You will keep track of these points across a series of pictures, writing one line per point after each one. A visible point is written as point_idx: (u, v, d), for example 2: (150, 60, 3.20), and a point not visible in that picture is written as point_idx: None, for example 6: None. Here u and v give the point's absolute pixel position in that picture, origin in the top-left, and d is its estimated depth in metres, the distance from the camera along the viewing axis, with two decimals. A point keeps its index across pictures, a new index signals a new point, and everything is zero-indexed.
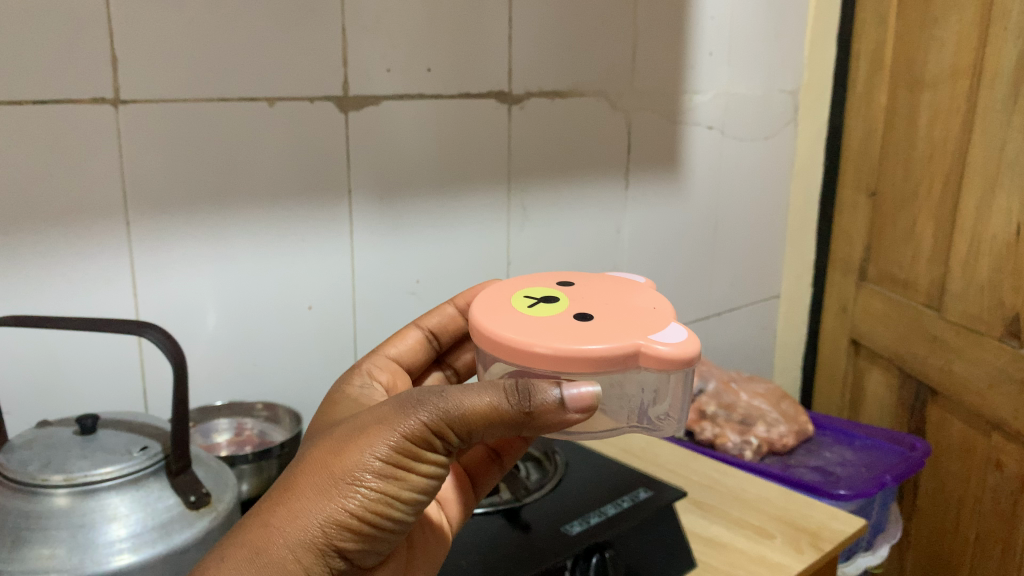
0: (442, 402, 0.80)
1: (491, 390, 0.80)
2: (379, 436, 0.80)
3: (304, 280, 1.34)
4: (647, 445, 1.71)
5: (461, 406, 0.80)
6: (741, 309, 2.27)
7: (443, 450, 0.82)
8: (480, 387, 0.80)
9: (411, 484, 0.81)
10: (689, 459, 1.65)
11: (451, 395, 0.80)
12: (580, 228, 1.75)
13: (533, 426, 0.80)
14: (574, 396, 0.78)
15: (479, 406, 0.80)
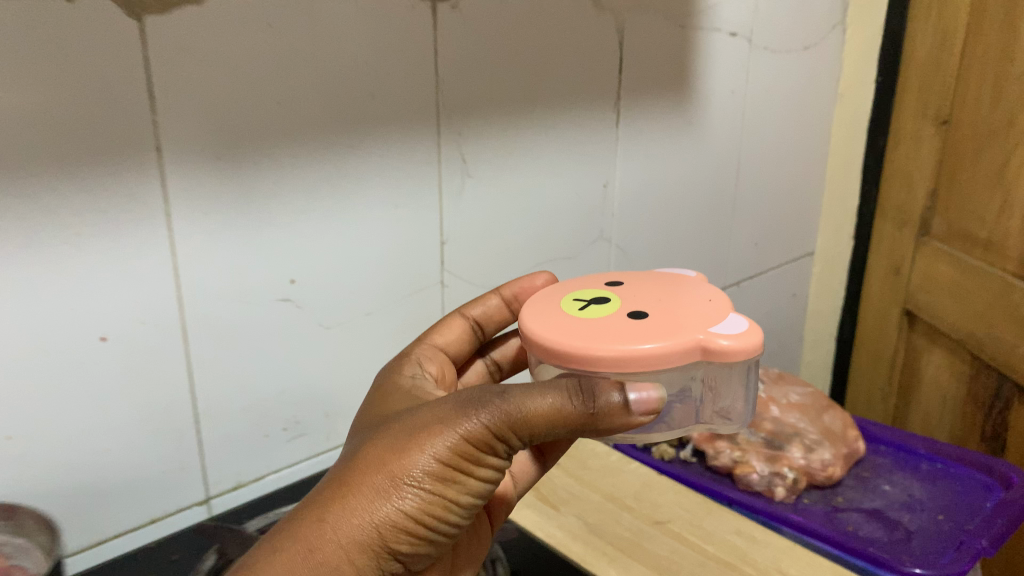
0: (505, 401, 0.70)
1: (556, 390, 0.71)
2: (437, 434, 0.69)
3: (91, 300, 0.82)
4: (647, 487, 1.24)
5: (524, 409, 0.69)
6: (766, 274, 1.76)
7: (503, 455, 0.72)
8: (542, 387, 0.71)
9: (469, 488, 0.72)
10: (704, 513, 1.18)
11: (513, 395, 0.70)
12: (551, 184, 1.23)
13: (598, 429, 0.71)
14: (640, 400, 0.71)
15: (545, 409, 0.70)
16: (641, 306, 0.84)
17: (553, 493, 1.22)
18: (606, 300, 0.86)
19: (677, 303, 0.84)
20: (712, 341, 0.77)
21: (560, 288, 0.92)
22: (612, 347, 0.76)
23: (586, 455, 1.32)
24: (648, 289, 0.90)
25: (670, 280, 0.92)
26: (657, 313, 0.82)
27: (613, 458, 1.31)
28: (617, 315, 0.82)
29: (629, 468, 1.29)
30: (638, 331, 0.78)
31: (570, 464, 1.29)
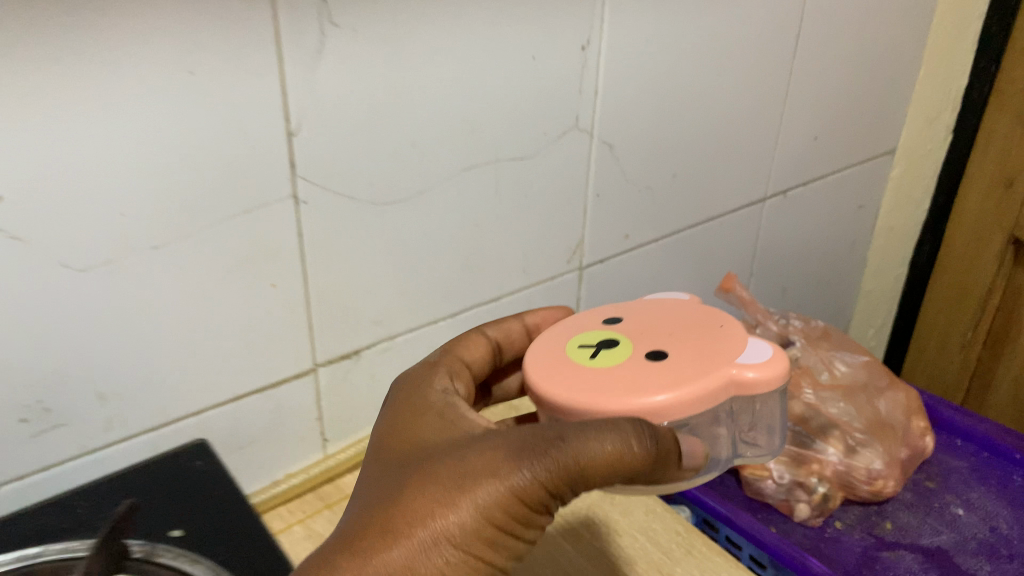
0: (559, 448, 0.50)
1: (615, 431, 0.51)
2: (482, 488, 0.50)
3: None
4: (610, 504, 0.86)
5: (580, 459, 0.50)
6: (828, 181, 1.30)
7: (555, 507, 0.53)
8: (596, 425, 0.51)
9: (514, 552, 0.52)
10: (685, 555, 0.80)
11: (568, 441, 0.50)
12: (489, 46, 0.78)
13: (651, 479, 0.54)
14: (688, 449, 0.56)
15: (603, 459, 0.50)
16: (653, 340, 0.61)
17: None
18: (610, 335, 0.62)
19: (699, 317, 0.64)
20: (759, 367, 0.56)
21: (558, 325, 0.65)
22: (641, 406, 0.54)
23: None
24: (654, 309, 0.66)
25: (674, 299, 0.69)
26: (677, 347, 0.59)
27: None
28: (634, 356, 0.59)
29: None
30: (670, 373, 0.56)
31: None
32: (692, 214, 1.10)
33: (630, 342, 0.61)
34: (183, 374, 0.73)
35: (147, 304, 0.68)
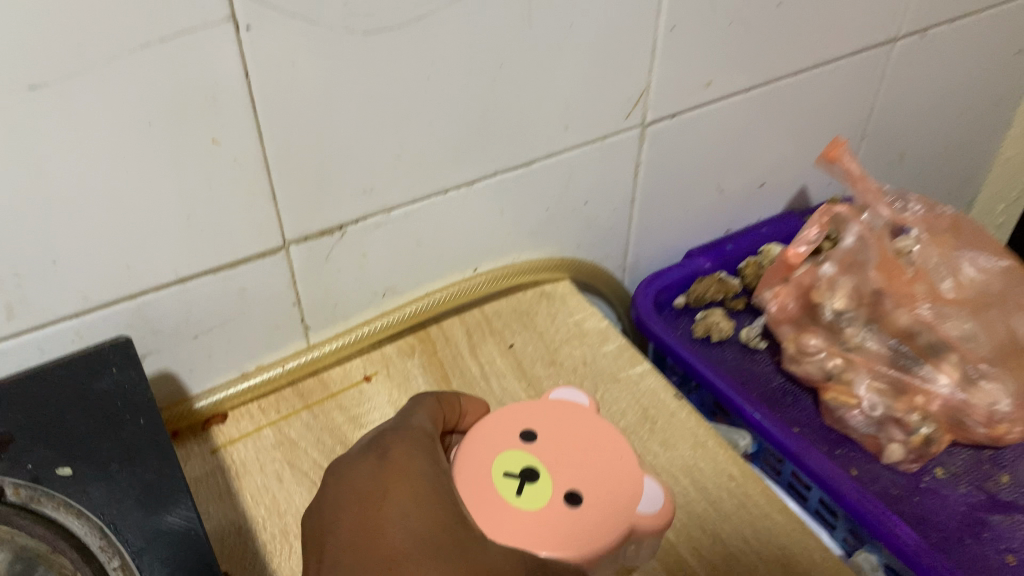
0: (569, 537, 0.52)
1: (616, 525, 0.53)
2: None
3: None
4: (648, 431, 0.69)
5: (582, 549, 0.52)
6: (986, 17, 0.99)
7: None
8: (601, 521, 0.53)
9: None
10: (736, 512, 0.63)
11: (575, 533, 0.52)
12: None
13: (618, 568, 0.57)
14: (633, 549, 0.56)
15: (602, 551, 0.52)
16: (562, 461, 0.57)
17: None
18: (525, 457, 0.57)
19: (610, 442, 0.58)
20: (655, 513, 0.54)
21: (474, 450, 0.58)
22: (570, 538, 0.52)
23: (564, 339, 0.76)
24: (559, 424, 0.60)
25: (594, 439, 0.59)
26: (594, 481, 0.55)
27: (609, 353, 0.75)
28: (553, 489, 0.54)
29: (631, 377, 0.73)
30: (589, 514, 0.53)
31: (532, 356, 0.75)
32: (800, 56, 0.84)
33: (550, 475, 0.56)
34: (130, 260, 0.58)
35: (58, 168, 0.51)
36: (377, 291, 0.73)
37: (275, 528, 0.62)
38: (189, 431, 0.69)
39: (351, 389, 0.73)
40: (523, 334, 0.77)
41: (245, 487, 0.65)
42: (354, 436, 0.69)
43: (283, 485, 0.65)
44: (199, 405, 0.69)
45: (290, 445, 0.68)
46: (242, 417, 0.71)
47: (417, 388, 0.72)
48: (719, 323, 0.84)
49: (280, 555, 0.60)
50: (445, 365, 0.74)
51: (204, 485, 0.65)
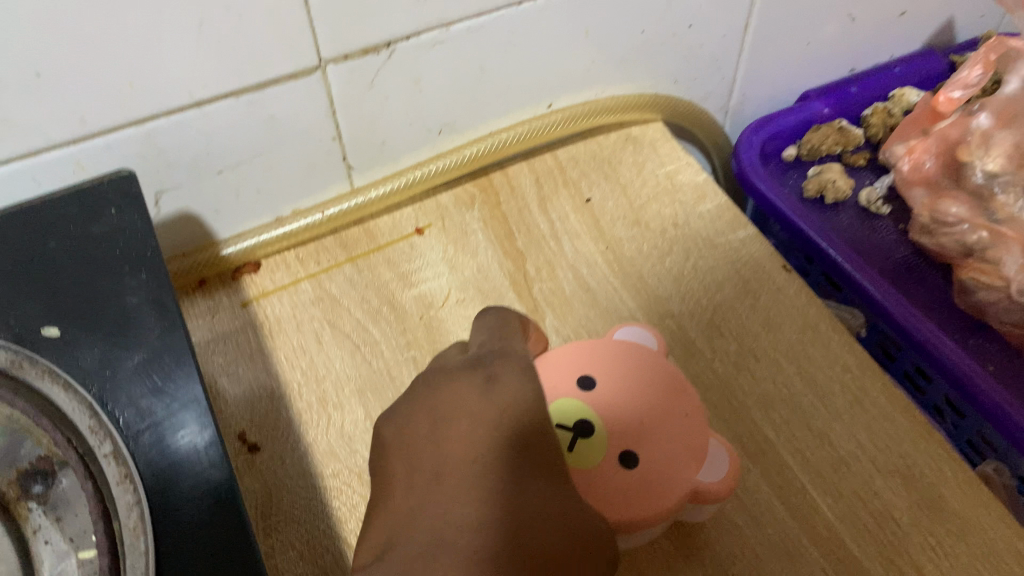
0: (640, 483, 0.44)
1: (694, 468, 0.45)
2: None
3: None
4: (748, 309, 0.58)
5: (649, 503, 0.43)
6: None
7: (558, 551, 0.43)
8: (675, 463, 0.45)
9: None
10: (850, 410, 0.53)
11: (646, 479, 0.44)
12: None
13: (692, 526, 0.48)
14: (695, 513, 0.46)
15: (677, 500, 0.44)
16: (623, 413, 0.46)
17: (546, 287, 0.59)
18: (581, 403, 0.47)
19: (679, 387, 0.48)
20: (722, 480, 0.45)
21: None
22: (625, 507, 0.43)
23: (651, 194, 0.64)
24: (619, 365, 0.49)
25: (653, 415, 0.46)
26: (652, 418, 0.46)
27: (706, 213, 0.63)
28: (610, 444, 0.45)
29: (731, 244, 0.61)
30: (649, 479, 0.44)
31: (613, 213, 0.63)
32: None
33: (609, 434, 0.45)
34: (130, 77, 0.47)
35: None
36: (431, 128, 0.62)
37: (310, 396, 0.55)
38: (217, 280, 0.61)
39: (401, 241, 0.63)
40: (603, 186, 0.65)
41: (278, 347, 0.57)
42: (402, 296, 0.60)
43: (321, 348, 0.57)
44: (228, 254, 0.60)
45: (330, 302, 0.59)
46: (276, 268, 0.62)
47: (475, 246, 0.62)
48: (836, 182, 0.71)
49: (316, 428, 0.53)
50: (510, 219, 0.63)
51: (233, 343, 0.57)
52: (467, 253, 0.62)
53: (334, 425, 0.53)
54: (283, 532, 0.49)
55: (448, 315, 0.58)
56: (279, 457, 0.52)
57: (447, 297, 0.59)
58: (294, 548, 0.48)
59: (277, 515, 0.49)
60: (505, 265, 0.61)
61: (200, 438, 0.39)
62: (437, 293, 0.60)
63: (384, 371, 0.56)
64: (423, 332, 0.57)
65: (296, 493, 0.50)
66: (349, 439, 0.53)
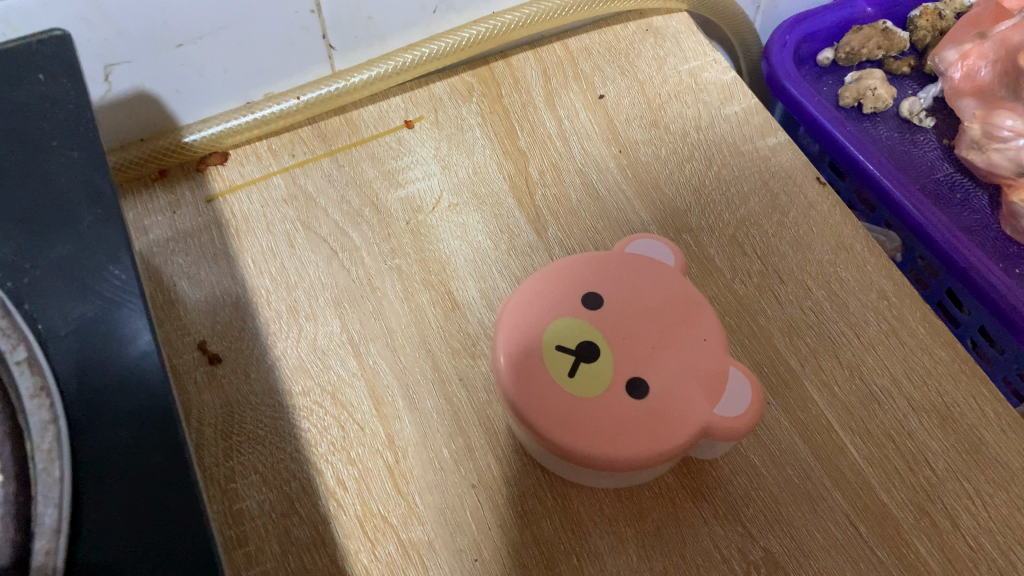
0: (647, 421, 0.38)
1: (707, 402, 0.39)
2: None
3: None
4: (776, 225, 0.51)
5: (656, 443, 0.38)
6: None
7: None
8: (685, 400, 0.39)
9: None
10: (884, 341, 0.47)
11: (651, 415, 0.38)
12: None
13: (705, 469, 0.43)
14: (707, 448, 0.41)
15: (687, 440, 0.38)
16: (633, 336, 0.41)
17: (550, 194, 0.53)
18: (585, 323, 0.41)
19: (697, 309, 0.42)
20: (743, 414, 0.39)
21: (525, 298, 0.42)
22: (631, 440, 0.38)
23: (673, 92, 0.57)
24: (632, 281, 0.43)
25: (665, 340, 0.40)
26: (666, 345, 0.40)
27: (732, 117, 0.56)
28: (616, 370, 0.39)
29: (759, 152, 0.54)
30: (660, 410, 0.39)
31: (629, 112, 0.56)
32: None
33: (615, 359, 0.40)
34: None
35: None
36: (426, 6, 0.55)
37: (281, 305, 0.49)
38: (180, 171, 0.54)
39: (387, 135, 0.56)
40: (618, 81, 0.58)
41: (246, 248, 0.51)
42: (386, 197, 0.53)
43: (294, 251, 0.51)
44: (191, 141, 0.53)
45: (305, 200, 0.53)
46: (246, 159, 0.55)
47: (472, 144, 0.55)
48: (876, 91, 0.64)
49: (285, 341, 0.47)
50: (512, 115, 0.56)
51: (196, 242, 0.51)
52: (462, 151, 0.55)
53: (305, 336, 0.47)
54: (245, 453, 0.43)
55: (438, 220, 0.52)
56: (243, 371, 0.46)
57: (438, 201, 0.53)
58: (257, 471, 0.43)
59: (239, 435, 0.44)
60: (505, 167, 0.54)
61: (133, 345, 0.33)
62: (427, 195, 0.53)
63: (364, 280, 0.50)
64: (409, 239, 0.51)
65: (261, 410, 0.45)
66: (322, 353, 0.47)
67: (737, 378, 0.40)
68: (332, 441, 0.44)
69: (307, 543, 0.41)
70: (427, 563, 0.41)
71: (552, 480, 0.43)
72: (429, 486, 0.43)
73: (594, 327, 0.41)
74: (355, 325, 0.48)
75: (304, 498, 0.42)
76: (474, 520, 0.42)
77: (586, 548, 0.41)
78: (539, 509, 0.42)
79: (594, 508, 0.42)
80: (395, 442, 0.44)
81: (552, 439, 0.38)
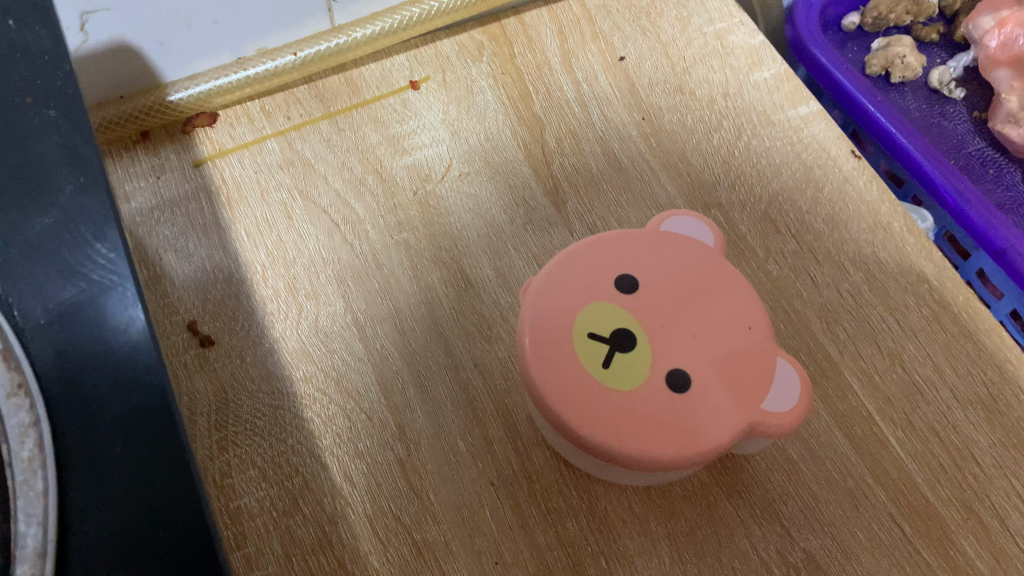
0: (690, 417, 0.35)
1: (753, 398, 0.36)
2: None
3: None
4: (810, 201, 0.48)
5: (698, 441, 0.35)
6: None
7: None
8: (729, 393, 0.36)
9: None
10: (925, 328, 0.44)
11: (693, 410, 0.35)
12: None
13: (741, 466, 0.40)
14: (747, 444, 0.38)
15: (730, 437, 0.35)
16: (671, 323, 0.37)
17: (568, 163, 0.49)
18: (619, 308, 0.37)
19: (738, 294, 0.39)
20: (790, 410, 0.36)
21: (552, 277, 0.38)
22: (671, 438, 0.35)
23: (698, 56, 0.53)
24: (670, 262, 0.39)
25: (706, 328, 0.37)
26: (707, 333, 0.37)
27: (762, 83, 0.52)
28: (654, 361, 0.36)
29: (791, 122, 0.51)
30: (702, 405, 0.35)
31: (652, 76, 0.52)
32: None
33: (653, 348, 0.36)
34: None
35: None
36: None
37: (278, 282, 0.45)
38: (164, 133, 0.50)
39: (391, 96, 0.51)
40: (640, 42, 0.54)
41: (238, 219, 0.47)
42: (391, 165, 0.49)
43: (291, 223, 0.46)
44: (176, 100, 0.49)
45: (302, 166, 0.48)
46: (236, 121, 0.50)
47: (483, 108, 0.51)
48: (905, 58, 0.61)
49: (284, 321, 0.43)
50: (526, 77, 0.52)
51: (183, 212, 0.47)
52: (473, 116, 0.51)
53: (306, 317, 0.44)
54: (242, 446, 0.40)
55: (448, 190, 0.48)
56: (238, 354, 0.42)
57: (447, 170, 0.49)
58: (256, 466, 0.39)
59: (235, 425, 0.40)
60: (520, 134, 0.50)
61: (125, 332, 0.29)
62: (435, 163, 0.49)
63: (368, 255, 0.46)
64: (417, 211, 0.47)
65: (259, 397, 0.41)
66: (324, 336, 0.43)
67: (783, 371, 0.37)
68: (338, 432, 0.40)
69: (312, 545, 0.37)
70: (444, 567, 0.37)
71: (577, 476, 0.40)
72: (443, 481, 0.39)
73: (629, 312, 0.37)
74: (360, 305, 0.44)
75: (307, 495, 0.39)
76: (493, 519, 0.38)
77: (615, 550, 0.38)
78: (563, 507, 0.39)
79: (622, 508, 0.39)
80: (406, 433, 0.40)
81: (585, 436, 0.35)
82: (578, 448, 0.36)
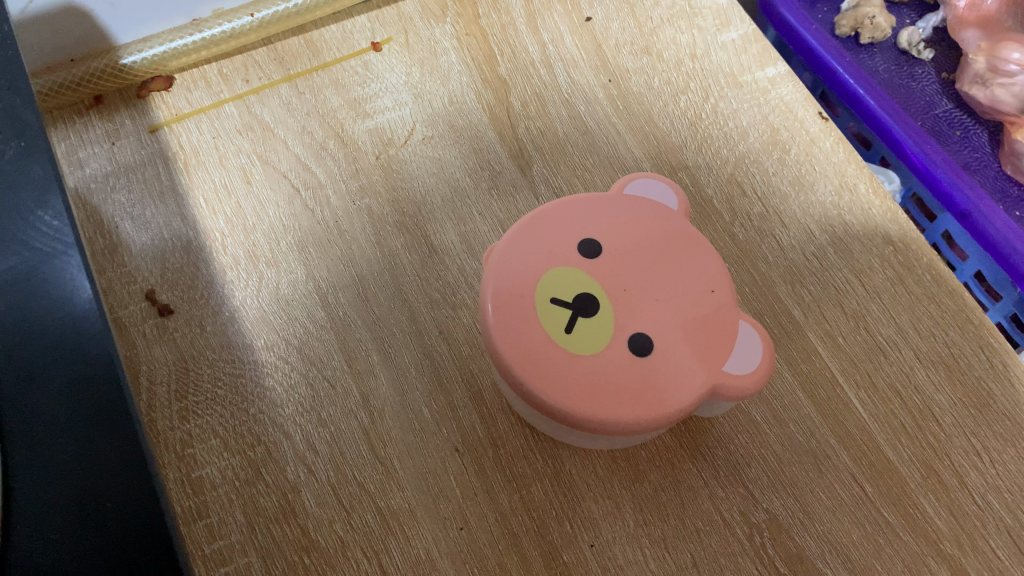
0: (655, 380, 0.35)
1: (718, 361, 0.36)
2: None
3: None
4: (776, 163, 0.48)
5: (666, 404, 0.35)
6: None
7: None
8: (693, 357, 0.36)
9: None
10: (889, 290, 0.44)
11: (658, 373, 0.35)
12: None
13: (705, 428, 0.41)
14: (714, 406, 0.38)
15: (695, 400, 0.35)
16: (635, 288, 0.37)
17: (533, 127, 0.48)
18: (582, 274, 0.37)
19: (703, 258, 0.39)
20: (753, 372, 0.36)
21: (514, 243, 0.38)
22: (635, 402, 0.34)
23: (665, 17, 0.52)
24: (635, 228, 0.39)
25: (673, 294, 0.37)
26: (671, 297, 0.37)
27: (730, 44, 0.51)
28: (617, 326, 0.36)
29: (757, 84, 0.50)
30: (665, 369, 0.35)
31: (618, 37, 0.51)
32: None
33: (616, 313, 0.36)
34: None
35: None
36: None
37: (237, 250, 0.44)
38: (118, 97, 0.48)
39: (352, 59, 0.50)
40: (606, 2, 0.53)
41: (196, 185, 0.45)
42: (353, 129, 0.48)
43: (250, 189, 0.45)
44: (129, 63, 0.48)
45: (262, 131, 0.47)
46: (193, 85, 0.49)
47: (446, 70, 0.50)
48: (875, 19, 0.61)
49: (244, 289, 0.43)
50: (490, 38, 0.51)
51: (140, 178, 0.46)
52: (436, 78, 0.50)
53: (266, 285, 0.43)
54: (203, 416, 0.39)
55: (411, 154, 0.47)
56: (197, 323, 0.42)
57: (410, 134, 0.48)
58: (217, 436, 0.39)
59: (195, 396, 0.40)
60: (485, 97, 0.49)
61: (71, 303, 0.30)
62: (397, 127, 0.48)
63: (330, 222, 0.45)
64: (381, 175, 0.46)
65: (219, 366, 0.41)
66: (286, 304, 0.42)
67: (746, 334, 0.37)
68: (301, 400, 0.40)
69: (275, 513, 0.37)
70: (409, 533, 0.37)
71: (542, 442, 0.40)
72: (408, 449, 0.39)
73: (594, 279, 0.37)
74: (321, 271, 0.43)
75: (270, 464, 0.38)
76: (458, 485, 0.38)
77: (580, 513, 0.38)
78: (529, 472, 0.39)
79: (587, 472, 0.39)
80: (370, 401, 0.40)
81: (548, 401, 0.35)
82: (542, 414, 0.36)
